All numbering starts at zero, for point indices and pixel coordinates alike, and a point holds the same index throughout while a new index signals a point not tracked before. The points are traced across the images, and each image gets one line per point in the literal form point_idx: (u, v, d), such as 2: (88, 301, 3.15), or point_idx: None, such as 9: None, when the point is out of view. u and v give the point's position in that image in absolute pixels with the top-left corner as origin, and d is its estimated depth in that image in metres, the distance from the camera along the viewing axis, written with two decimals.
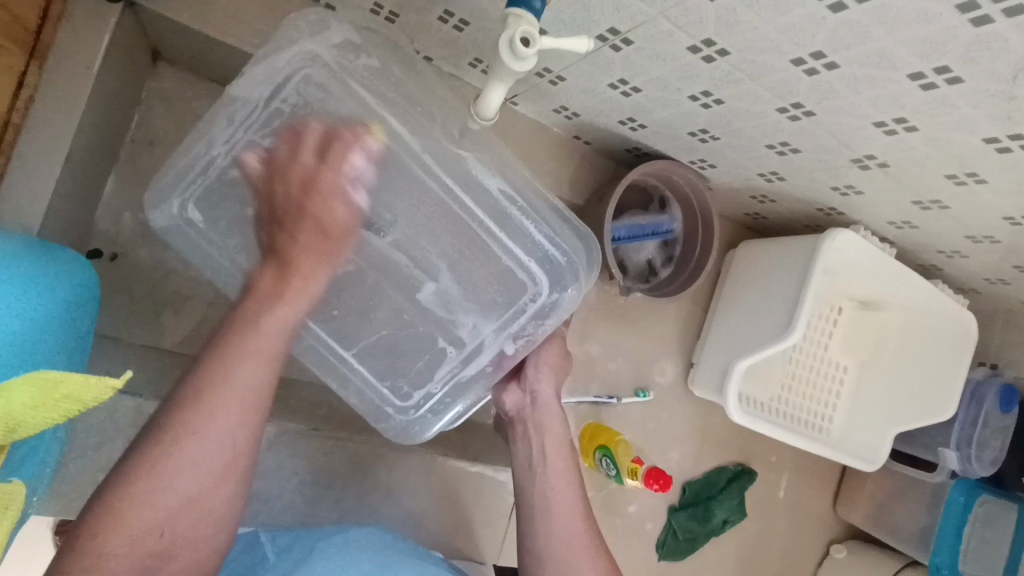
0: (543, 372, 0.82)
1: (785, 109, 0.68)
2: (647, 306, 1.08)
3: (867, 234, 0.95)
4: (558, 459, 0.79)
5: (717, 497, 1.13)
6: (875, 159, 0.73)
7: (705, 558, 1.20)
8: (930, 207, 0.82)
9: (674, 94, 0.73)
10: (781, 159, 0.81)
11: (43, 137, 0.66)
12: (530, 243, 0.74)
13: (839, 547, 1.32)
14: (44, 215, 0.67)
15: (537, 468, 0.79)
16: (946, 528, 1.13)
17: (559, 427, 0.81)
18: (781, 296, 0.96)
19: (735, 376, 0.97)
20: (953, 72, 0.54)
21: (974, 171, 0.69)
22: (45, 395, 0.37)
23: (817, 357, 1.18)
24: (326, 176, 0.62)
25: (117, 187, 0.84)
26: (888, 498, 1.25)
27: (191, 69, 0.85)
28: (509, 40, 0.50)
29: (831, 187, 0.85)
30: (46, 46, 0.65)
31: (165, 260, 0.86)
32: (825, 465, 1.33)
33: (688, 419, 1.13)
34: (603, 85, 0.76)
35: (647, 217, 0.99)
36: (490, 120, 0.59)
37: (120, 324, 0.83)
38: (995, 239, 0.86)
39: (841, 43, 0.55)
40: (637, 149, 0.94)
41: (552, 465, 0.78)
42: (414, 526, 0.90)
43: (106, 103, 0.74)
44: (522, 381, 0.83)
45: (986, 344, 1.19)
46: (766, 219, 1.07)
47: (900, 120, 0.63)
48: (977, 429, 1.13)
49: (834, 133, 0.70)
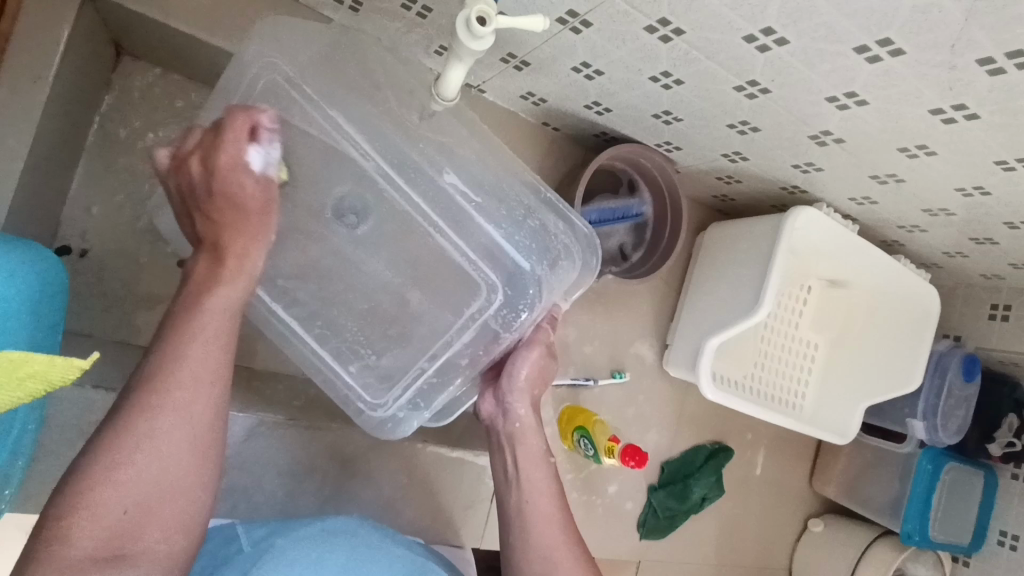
0: (520, 385, 0.80)
1: (742, 87, 0.70)
2: (621, 290, 1.10)
3: (830, 211, 0.98)
4: (535, 472, 0.79)
5: (694, 474, 1.16)
6: (831, 135, 0.75)
7: (686, 536, 1.22)
8: (887, 181, 0.84)
9: (636, 75, 0.74)
10: (743, 138, 0.83)
11: (5, 130, 0.65)
12: (484, 240, 0.77)
13: (816, 520, 1.35)
14: (8, 208, 0.67)
15: (513, 481, 0.79)
16: (916, 495, 1.16)
17: (535, 439, 0.80)
18: (750, 274, 0.99)
19: (707, 354, 0.99)
20: (895, 44, 0.56)
21: (924, 143, 0.72)
22: (10, 374, 0.38)
23: (788, 337, 1.21)
24: (221, 159, 0.60)
25: (84, 183, 0.83)
26: (860, 470, 1.29)
27: (154, 62, 0.85)
28: (466, 19, 0.51)
29: (792, 165, 0.87)
30: (5, 39, 0.65)
31: (136, 256, 0.85)
32: (800, 441, 1.36)
33: (664, 399, 1.15)
34: (566, 68, 0.77)
35: (618, 201, 1.01)
36: (450, 99, 0.60)
37: (91, 319, 0.83)
38: (950, 212, 0.89)
39: (789, 19, 0.57)
40: (605, 134, 0.95)
41: (532, 479, 0.78)
42: (397, 513, 0.91)
43: (69, 96, 0.74)
44: (499, 393, 0.81)
45: (948, 317, 1.23)
46: (733, 201, 1.09)
47: (851, 94, 0.66)
48: (942, 399, 1.17)
49: (790, 109, 0.72)
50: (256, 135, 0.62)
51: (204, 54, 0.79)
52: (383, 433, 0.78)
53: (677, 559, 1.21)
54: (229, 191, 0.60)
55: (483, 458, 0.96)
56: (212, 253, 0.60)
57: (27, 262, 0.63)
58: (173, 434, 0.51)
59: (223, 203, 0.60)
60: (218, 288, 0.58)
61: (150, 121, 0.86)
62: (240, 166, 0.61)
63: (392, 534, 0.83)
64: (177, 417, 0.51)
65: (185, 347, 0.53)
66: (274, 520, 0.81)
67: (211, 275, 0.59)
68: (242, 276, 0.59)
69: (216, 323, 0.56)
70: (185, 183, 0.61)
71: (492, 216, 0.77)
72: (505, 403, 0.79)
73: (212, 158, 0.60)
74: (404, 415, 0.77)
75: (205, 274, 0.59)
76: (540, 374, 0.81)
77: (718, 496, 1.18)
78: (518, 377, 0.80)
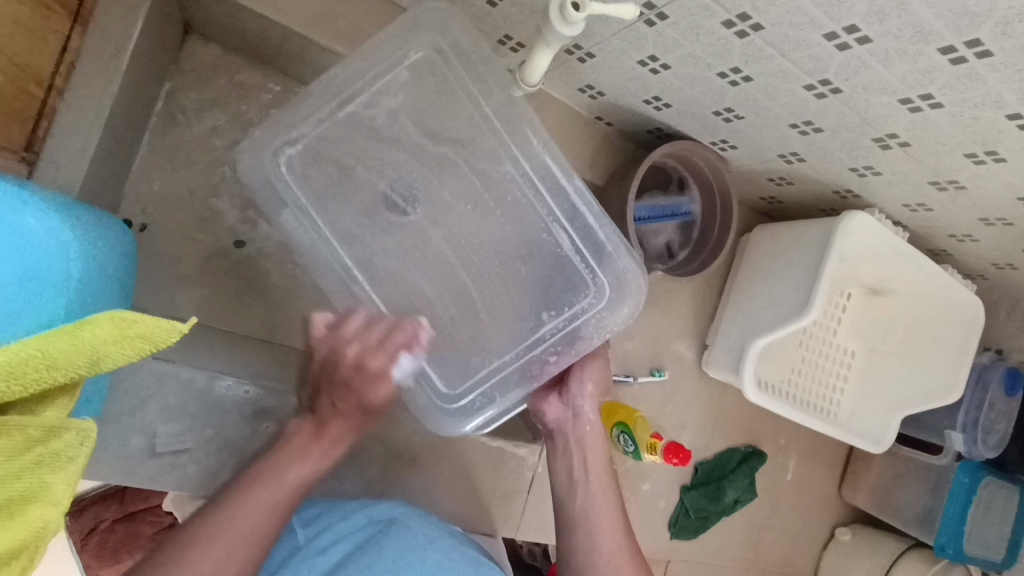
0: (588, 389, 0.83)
1: (812, 86, 0.70)
2: (663, 288, 1.10)
3: (882, 216, 0.98)
4: (600, 476, 0.81)
5: (728, 476, 1.15)
6: (897, 138, 0.75)
7: (714, 538, 1.22)
8: (946, 187, 0.84)
9: (704, 71, 0.74)
10: (803, 139, 0.83)
11: (84, 101, 0.66)
12: (592, 244, 0.80)
13: (844, 529, 1.34)
14: (82, 179, 0.67)
15: (579, 484, 0.81)
16: (953, 507, 1.15)
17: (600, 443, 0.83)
18: (798, 277, 0.98)
19: (751, 355, 0.99)
20: (983, 46, 0.56)
21: (994, 150, 0.71)
22: (123, 332, 0.38)
23: (826, 342, 1.21)
24: (375, 364, 0.74)
25: (147, 159, 0.84)
26: (892, 480, 1.28)
27: (219, 41, 0.86)
28: (560, 5, 0.51)
29: (850, 168, 0.87)
30: (89, 14, 0.65)
31: (193, 233, 0.86)
32: (831, 449, 1.35)
33: (701, 400, 1.15)
34: (632, 62, 0.77)
35: (668, 199, 1.01)
36: (532, 85, 0.59)
37: (148, 295, 0.84)
38: (1007, 221, 0.88)
39: (876, 17, 0.56)
40: (659, 130, 0.96)
41: (595, 490, 0.80)
42: (437, 499, 0.92)
43: (142, 71, 0.75)
44: (565, 395, 0.84)
45: (990, 329, 1.21)
46: (780, 203, 1.09)
47: (926, 96, 0.65)
48: (982, 412, 1.16)
49: (859, 111, 0.72)
50: (409, 347, 0.76)
51: (273, 34, 0.80)
52: (447, 428, 0.79)
53: (705, 561, 1.21)
54: (364, 376, 0.74)
55: (523, 448, 0.96)
56: (317, 427, 0.76)
57: (101, 230, 0.64)
58: (219, 555, 0.65)
59: (346, 390, 0.74)
60: (300, 446, 0.75)
61: (212, 101, 0.87)
62: (380, 374, 0.74)
63: (439, 523, 0.84)
64: (214, 556, 0.65)
65: (255, 492, 0.70)
66: (320, 500, 0.81)
67: (302, 447, 0.74)
68: (325, 456, 0.74)
69: (271, 501, 0.70)
70: (328, 358, 0.75)
71: (604, 226, 0.79)
72: (574, 405, 0.83)
73: (304, 308, 0.76)
74: (473, 410, 0.79)
75: (297, 431, 0.77)
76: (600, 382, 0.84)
77: (750, 500, 1.17)
78: (586, 383, 0.83)
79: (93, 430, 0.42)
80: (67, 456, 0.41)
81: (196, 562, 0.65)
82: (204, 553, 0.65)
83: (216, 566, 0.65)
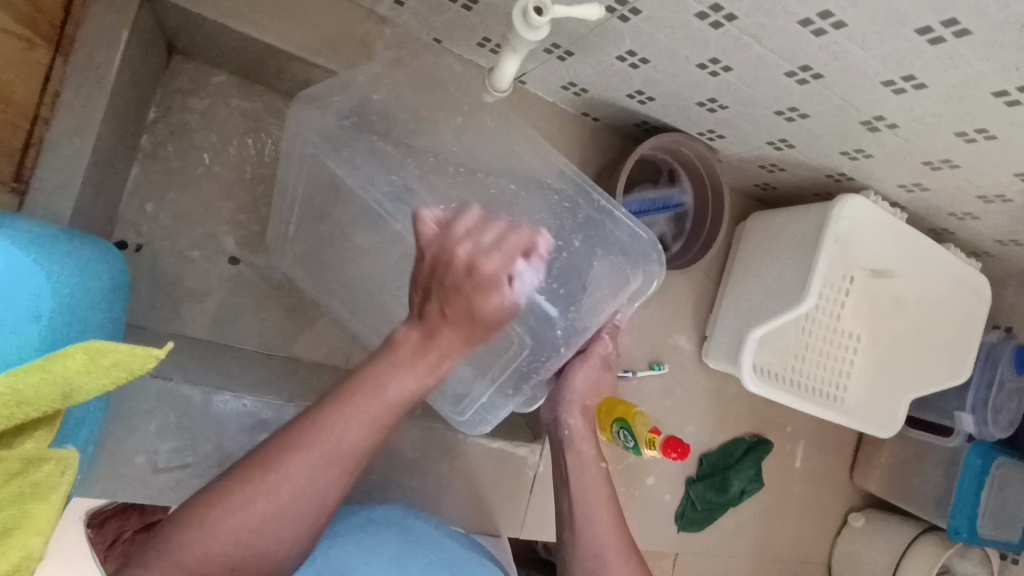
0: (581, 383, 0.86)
1: (793, 73, 0.69)
2: (661, 281, 1.10)
3: (877, 199, 0.96)
4: (597, 488, 0.84)
5: (734, 467, 1.15)
6: (884, 120, 0.74)
7: (724, 528, 1.21)
8: (940, 167, 0.82)
9: (683, 63, 0.73)
10: (790, 125, 0.82)
11: (69, 129, 0.68)
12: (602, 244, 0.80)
13: (857, 515, 1.33)
14: (72, 205, 0.69)
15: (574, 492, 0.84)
16: (965, 490, 1.14)
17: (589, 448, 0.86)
18: (794, 265, 0.97)
19: (749, 345, 0.98)
20: (961, 25, 0.54)
21: (984, 127, 0.70)
22: (97, 362, 0.40)
23: (830, 328, 1.19)
24: (457, 258, 0.65)
25: (139, 180, 0.86)
26: (904, 464, 1.26)
27: (204, 60, 0.87)
28: (523, 11, 0.51)
29: (840, 152, 0.86)
30: (70, 42, 0.67)
31: (188, 250, 0.88)
32: (841, 434, 1.34)
33: (704, 391, 1.14)
34: (612, 58, 0.77)
35: (658, 190, 1.00)
36: (504, 91, 0.62)
37: (148, 313, 0.86)
38: (1006, 198, 0.87)
39: (849, 1, 0.56)
40: (646, 123, 0.95)
41: (589, 498, 0.83)
42: (441, 501, 0.93)
43: (127, 95, 0.76)
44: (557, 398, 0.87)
45: (998, 307, 1.19)
46: (775, 189, 1.08)
47: (909, 78, 0.64)
48: (992, 392, 1.14)
49: (843, 95, 0.70)
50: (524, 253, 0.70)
51: (252, 49, 0.81)
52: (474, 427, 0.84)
53: (715, 552, 1.21)
54: (477, 280, 0.65)
55: (524, 448, 0.97)
56: (426, 333, 0.64)
57: (90, 256, 0.65)
58: (293, 483, 0.56)
59: (455, 293, 0.64)
60: (405, 352, 0.63)
61: (200, 119, 0.88)
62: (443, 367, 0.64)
63: (439, 526, 0.85)
64: (315, 476, 0.57)
65: (385, 381, 0.61)
66: (320, 507, 0.82)
67: (413, 356, 0.63)
68: (431, 371, 0.63)
69: (382, 413, 0.60)
70: (439, 261, 0.65)
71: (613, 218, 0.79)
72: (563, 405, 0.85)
73: (445, 262, 0.65)
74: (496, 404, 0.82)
75: (401, 337, 0.64)
76: (585, 390, 0.86)
77: (757, 489, 1.17)
78: (573, 380, 0.85)
79: (74, 458, 0.42)
80: (50, 486, 0.41)
81: (266, 493, 0.55)
82: (300, 465, 0.57)
83: (294, 480, 0.56)
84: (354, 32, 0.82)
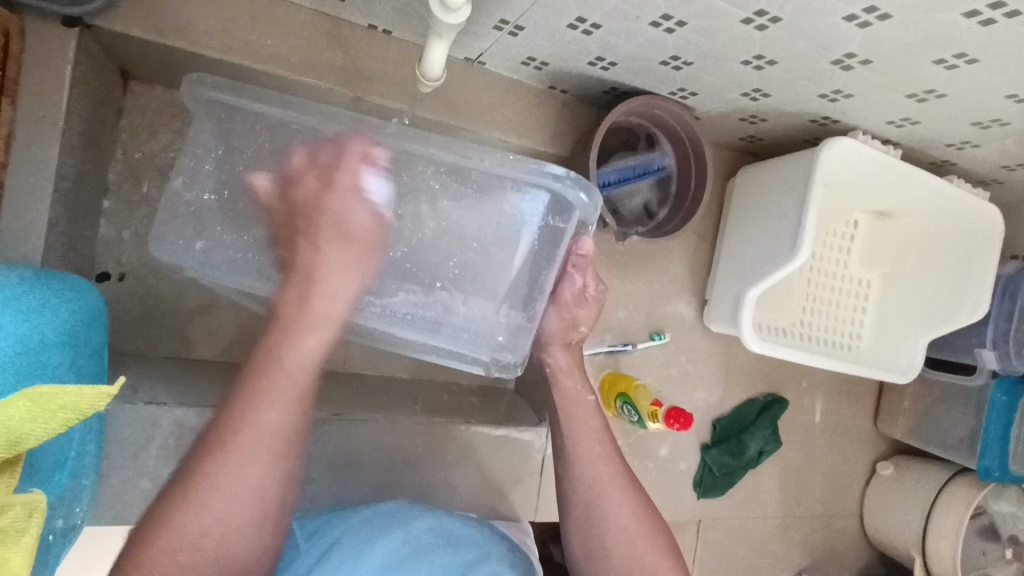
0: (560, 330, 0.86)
1: (749, 20, 0.65)
2: (652, 249, 1.07)
3: (866, 139, 0.91)
4: (598, 462, 0.81)
5: (749, 429, 1.13)
6: (855, 57, 0.69)
7: (746, 491, 1.19)
8: (926, 98, 0.77)
9: (635, 23, 0.70)
10: (760, 74, 0.78)
11: (27, 171, 0.68)
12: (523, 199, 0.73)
13: (886, 464, 1.30)
14: (41, 246, 0.70)
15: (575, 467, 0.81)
16: (992, 425, 1.10)
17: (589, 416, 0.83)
18: (785, 217, 0.94)
19: (747, 306, 0.95)
20: None
21: (963, 51, 0.65)
22: (42, 407, 0.40)
23: (835, 276, 1.17)
24: (332, 197, 0.69)
25: (112, 210, 0.86)
26: (930, 408, 1.22)
27: (161, 82, 0.87)
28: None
29: (818, 95, 0.81)
30: (14, 83, 0.67)
31: (171, 274, 0.89)
32: (861, 384, 1.30)
33: (710, 355, 1.12)
34: (563, 27, 0.74)
35: (637, 157, 0.97)
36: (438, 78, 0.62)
37: (140, 340, 0.87)
38: (1003, 121, 0.81)
39: None
40: (615, 89, 0.92)
41: (586, 449, 0.82)
42: (450, 494, 0.93)
43: (84, 129, 0.76)
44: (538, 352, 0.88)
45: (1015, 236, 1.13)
46: (761, 140, 1.03)
47: (871, 9, 0.60)
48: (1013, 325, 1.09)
49: (807, 36, 0.66)
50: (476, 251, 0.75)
51: (201, 65, 0.80)
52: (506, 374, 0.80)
53: (739, 515, 1.19)
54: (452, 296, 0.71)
55: (528, 432, 0.96)
56: (300, 276, 0.68)
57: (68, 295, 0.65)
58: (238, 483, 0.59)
59: (320, 214, 0.68)
60: (286, 323, 0.65)
61: (166, 142, 0.88)
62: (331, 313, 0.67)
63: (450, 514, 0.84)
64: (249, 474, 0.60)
65: (260, 412, 0.61)
66: (327, 511, 0.82)
67: (285, 333, 0.65)
68: (320, 324, 0.66)
69: (292, 383, 0.63)
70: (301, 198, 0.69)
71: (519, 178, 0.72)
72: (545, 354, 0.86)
73: (346, 223, 0.69)
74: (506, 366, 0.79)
75: (290, 289, 0.67)
76: (560, 331, 0.86)
77: (776, 449, 1.14)
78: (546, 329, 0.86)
79: (40, 500, 0.42)
80: (15, 530, 0.40)
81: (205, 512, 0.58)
82: (240, 471, 0.60)
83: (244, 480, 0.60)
84: (300, 34, 0.81)
